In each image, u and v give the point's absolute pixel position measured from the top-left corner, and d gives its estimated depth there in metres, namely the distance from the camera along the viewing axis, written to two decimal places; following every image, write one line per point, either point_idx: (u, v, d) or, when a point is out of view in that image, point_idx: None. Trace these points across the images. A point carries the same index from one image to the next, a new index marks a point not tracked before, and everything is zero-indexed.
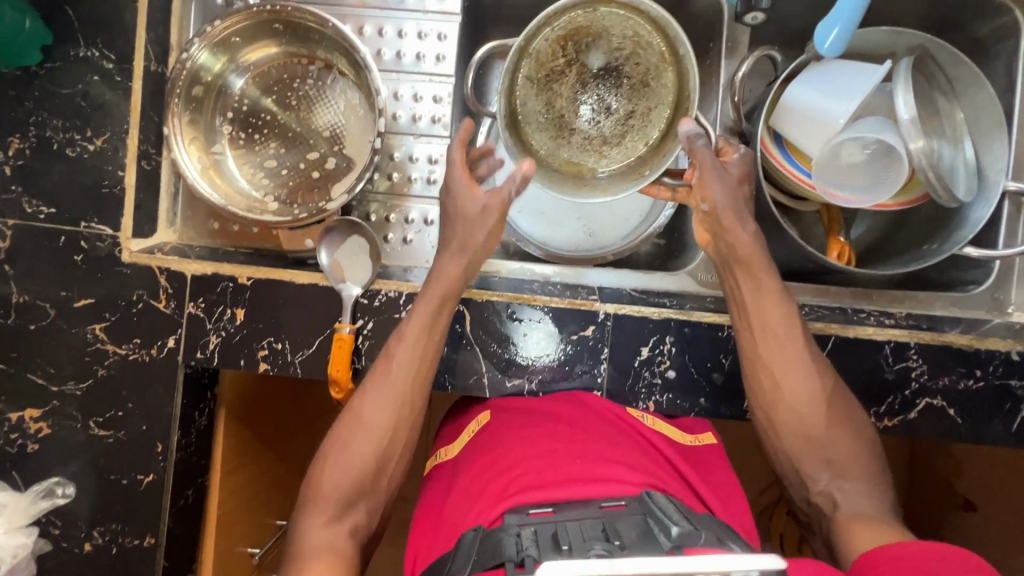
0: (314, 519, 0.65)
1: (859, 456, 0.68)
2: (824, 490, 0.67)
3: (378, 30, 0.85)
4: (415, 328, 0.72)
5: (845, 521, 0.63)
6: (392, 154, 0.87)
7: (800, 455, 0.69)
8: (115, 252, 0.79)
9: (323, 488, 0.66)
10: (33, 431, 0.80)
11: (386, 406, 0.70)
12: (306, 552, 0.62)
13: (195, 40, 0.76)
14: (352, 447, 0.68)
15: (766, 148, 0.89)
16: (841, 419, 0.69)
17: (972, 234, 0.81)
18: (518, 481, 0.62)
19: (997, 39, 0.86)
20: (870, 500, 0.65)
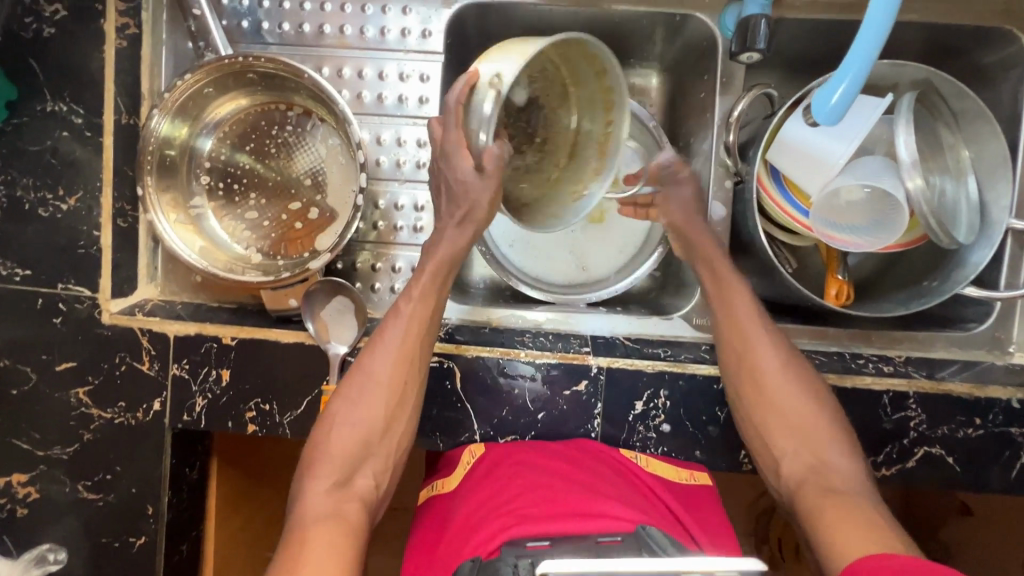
0: (318, 485, 0.65)
1: (825, 417, 0.69)
2: (793, 469, 0.67)
3: (358, 71, 0.83)
4: (415, 306, 0.74)
5: (816, 496, 0.63)
6: (377, 202, 0.84)
7: (770, 435, 0.70)
8: (95, 314, 0.77)
9: (330, 451, 0.68)
10: (22, 495, 0.79)
11: (392, 366, 0.71)
12: (307, 517, 0.62)
13: (156, 108, 0.74)
14: (359, 405, 0.70)
15: (763, 183, 0.85)
16: (806, 382, 0.71)
17: (973, 274, 0.78)
18: (516, 516, 0.62)
19: (1003, 67, 0.83)
20: (842, 470, 0.65)
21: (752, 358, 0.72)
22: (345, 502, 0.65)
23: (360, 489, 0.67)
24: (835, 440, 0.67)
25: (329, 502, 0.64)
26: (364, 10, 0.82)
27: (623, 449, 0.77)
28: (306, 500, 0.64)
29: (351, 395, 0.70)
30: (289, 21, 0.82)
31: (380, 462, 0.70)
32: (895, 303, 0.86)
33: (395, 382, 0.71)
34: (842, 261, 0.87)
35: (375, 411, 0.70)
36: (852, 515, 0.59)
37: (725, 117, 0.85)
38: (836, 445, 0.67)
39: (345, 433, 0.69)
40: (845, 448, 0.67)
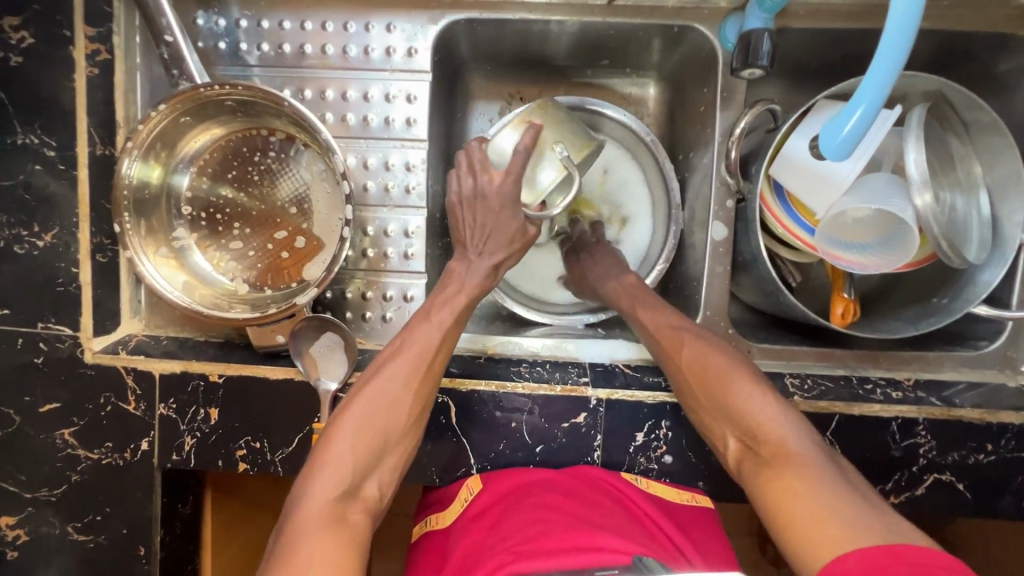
0: (320, 489, 0.59)
1: (751, 384, 0.63)
2: (737, 452, 0.62)
3: (341, 92, 0.80)
4: (441, 314, 0.72)
5: (756, 477, 0.58)
6: (365, 228, 0.81)
7: (708, 424, 0.66)
8: (77, 353, 0.75)
9: (336, 453, 0.62)
10: (11, 538, 0.77)
11: (407, 371, 0.68)
12: (304, 524, 0.56)
13: (126, 154, 0.70)
14: (371, 409, 0.65)
15: (765, 200, 0.82)
16: (724, 358, 0.67)
17: (985, 293, 0.76)
18: (510, 555, 0.59)
19: (1016, 75, 0.79)
20: (772, 435, 0.59)
21: (677, 352, 0.70)
22: (349, 508, 0.59)
23: (366, 497, 0.62)
24: (761, 403, 0.62)
25: (334, 508, 0.58)
26: (346, 28, 0.79)
27: (623, 472, 0.75)
28: (305, 501, 0.59)
29: (368, 396, 0.66)
30: (268, 41, 0.80)
31: (387, 471, 0.65)
32: (904, 323, 0.83)
33: (412, 388, 0.68)
34: (849, 279, 0.84)
35: (389, 416, 0.66)
36: (800, 495, 0.53)
37: (726, 133, 0.81)
38: (762, 408, 0.61)
39: (356, 433, 0.64)
40: (772, 408, 0.61)
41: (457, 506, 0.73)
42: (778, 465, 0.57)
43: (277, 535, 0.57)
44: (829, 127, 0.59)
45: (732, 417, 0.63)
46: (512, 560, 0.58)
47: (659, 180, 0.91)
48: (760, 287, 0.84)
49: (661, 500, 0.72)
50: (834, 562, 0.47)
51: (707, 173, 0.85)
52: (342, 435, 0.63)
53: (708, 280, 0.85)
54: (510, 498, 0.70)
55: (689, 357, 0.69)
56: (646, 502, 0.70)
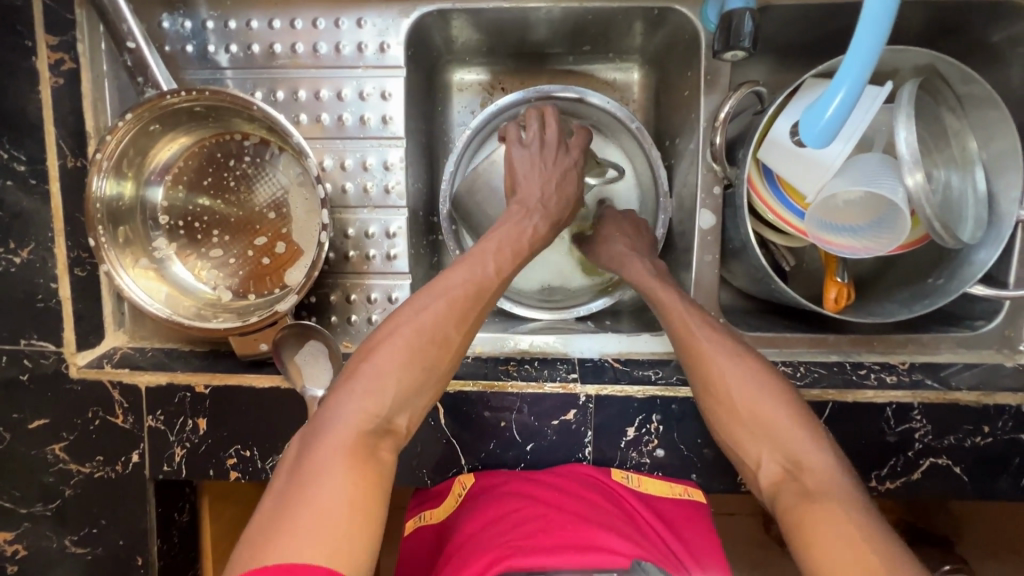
0: (353, 406, 0.56)
1: (799, 415, 0.60)
2: (771, 475, 0.59)
3: (315, 92, 0.78)
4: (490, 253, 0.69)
5: (792, 502, 0.55)
6: (346, 230, 0.80)
7: (741, 441, 0.62)
8: (61, 368, 0.75)
9: (373, 372, 0.59)
10: (10, 553, 0.77)
11: (451, 303, 0.64)
12: (330, 441, 0.54)
13: (93, 170, 0.69)
14: (417, 333, 0.61)
15: (753, 184, 0.80)
16: (769, 376, 0.64)
17: (981, 273, 0.74)
18: (507, 548, 0.59)
19: (1012, 45, 0.76)
20: (817, 468, 0.56)
21: (712, 359, 0.66)
22: (381, 438, 0.57)
23: (398, 428, 0.59)
24: (800, 433, 0.59)
25: (365, 433, 0.55)
26: (316, 25, 0.77)
27: (614, 469, 0.75)
28: (337, 423, 0.55)
29: (413, 323, 0.62)
30: (237, 42, 0.78)
31: (422, 402, 0.61)
32: (898, 305, 0.81)
33: (458, 324, 0.64)
34: (842, 263, 0.82)
35: (433, 348, 0.62)
36: (836, 524, 0.51)
37: (712, 118, 0.79)
38: (810, 441, 0.58)
39: (399, 359, 0.60)
40: (817, 441, 0.58)
41: (451, 501, 0.73)
42: (821, 497, 0.54)
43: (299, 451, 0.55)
44: (811, 112, 0.56)
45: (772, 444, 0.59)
46: (509, 554, 0.58)
47: (646, 167, 0.88)
48: (752, 275, 0.83)
49: (653, 500, 0.71)
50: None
51: (694, 159, 0.83)
52: (385, 357, 0.59)
53: (697, 269, 0.83)
54: (506, 491, 0.70)
55: (729, 369, 0.65)
56: (639, 502, 0.70)
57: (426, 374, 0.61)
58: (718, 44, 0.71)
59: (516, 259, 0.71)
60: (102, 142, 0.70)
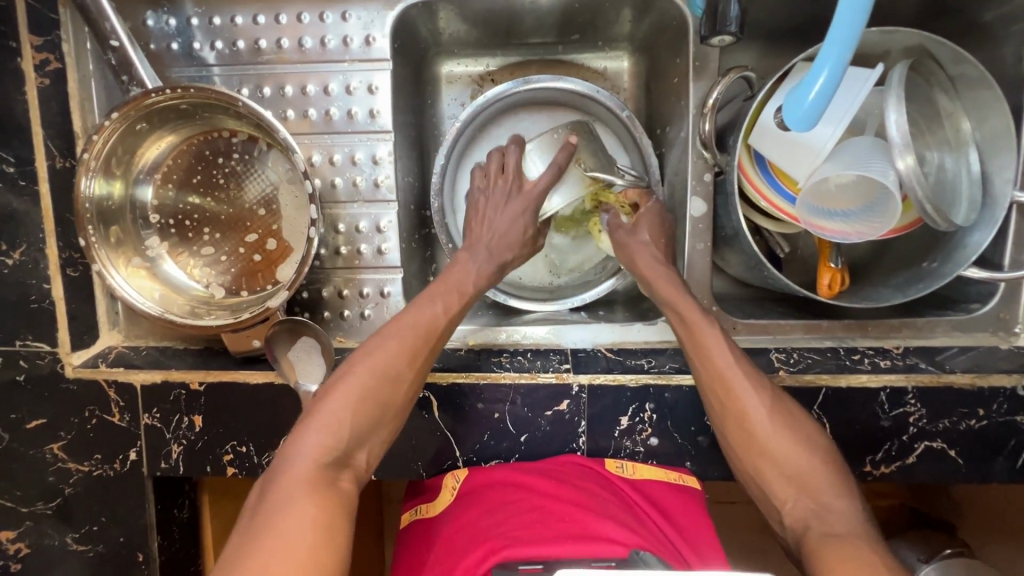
0: (308, 445, 0.57)
1: (823, 462, 0.59)
2: (794, 516, 0.57)
3: (301, 87, 0.77)
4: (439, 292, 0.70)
5: (819, 543, 0.52)
6: (337, 226, 0.80)
7: (766, 481, 0.60)
8: (57, 368, 0.75)
9: (327, 413, 0.59)
10: (13, 552, 0.78)
11: (402, 341, 0.65)
12: (288, 480, 0.54)
13: (81, 170, 0.69)
14: (371, 372, 0.62)
15: (745, 170, 0.79)
16: (793, 418, 0.62)
17: (975, 255, 0.73)
18: (505, 539, 0.60)
19: (1005, 23, 0.75)
20: (843, 514, 0.55)
21: (737, 397, 0.63)
22: (340, 477, 0.56)
23: (356, 467, 0.59)
24: (818, 472, 0.59)
25: (320, 470, 0.55)
26: (301, 20, 0.76)
27: (608, 460, 0.75)
28: (294, 460, 0.56)
29: (368, 363, 0.63)
30: (222, 39, 0.77)
31: (381, 439, 0.62)
32: (892, 289, 0.81)
33: (414, 365, 0.65)
34: (835, 249, 0.82)
35: (389, 387, 0.62)
36: (856, 558, 0.49)
37: (701, 105, 0.79)
38: (835, 488, 0.57)
39: (350, 398, 0.60)
40: (841, 489, 0.57)
41: (446, 494, 0.73)
42: (850, 540, 0.51)
43: (258, 496, 0.54)
44: (795, 95, 0.56)
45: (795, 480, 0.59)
46: (508, 544, 0.59)
47: (637, 155, 0.87)
48: (746, 262, 0.82)
49: (647, 487, 0.72)
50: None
51: (684, 146, 0.82)
52: (336, 397, 0.60)
53: (689, 257, 0.83)
54: (504, 483, 0.71)
55: (756, 413, 0.62)
56: (635, 491, 0.71)
57: (381, 411, 0.61)
58: (705, 30, 0.70)
59: (466, 300, 0.72)
60: (90, 142, 0.70)
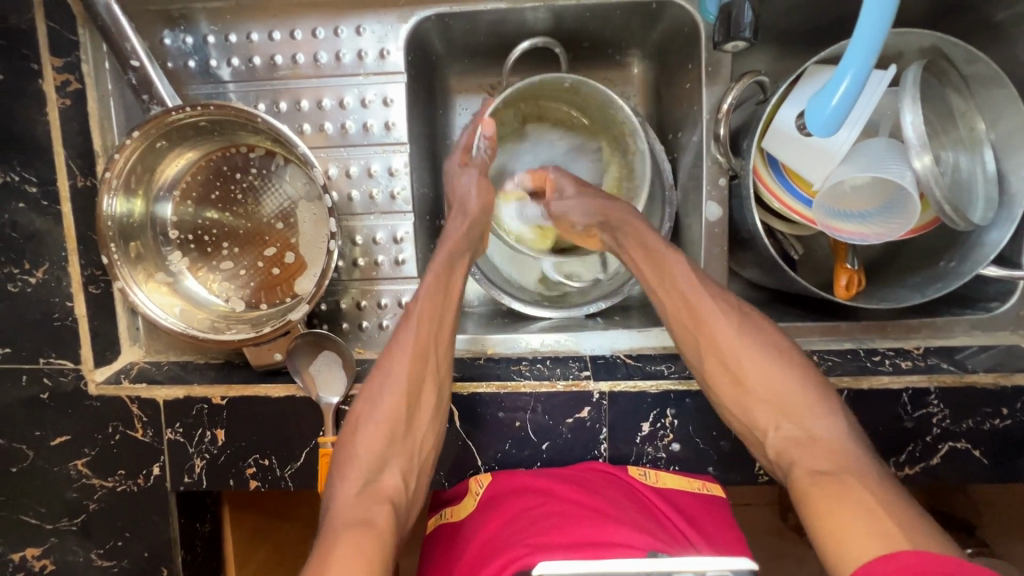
0: (345, 484, 0.61)
1: (804, 386, 0.63)
2: (779, 447, 0.62)
3: (317, 101, 0.78)
4: (425, 302, 0.71)
5: (807, 481, 0.57)
6: (354, 237, 0.80)
7: (749, 413, 0.65)
8: (80, 385, 0.76)
9: (356, 450, 0.64)
10: (38, 568, 0.79)
11: (405, 355, 0.68)
12: (334, 520, 0.57)
13: (104, 189, 0.70)
14: (382, 397, 0.67)
15: (759, 175, 0.80)
16: (774, 351, 0.67)
17: (993, 254, 0.73)
18: (526, 547, 0.60)
19: (1019, 22, 0.75)
20: (829, 439, 0.59)
21: (719, 342, 0.68)
22: (372, 506, 0.59)
23: (388, 493, 0.61)
24: (806, 398, 0.62)
25: (358, 503, 0.59)
26: (315, 35, 0.77)
27: (630, 466, 0.75)
28: (336, 505, 0.59)
29: (376, 389, 0.67)
30: (238, 56, 0.78)
31: (404, 460, 0.65)
32: (912, 288, 0.81)
33: (413, 384, 0.67)
34: (851, 250, 0.82)
35: (396, 411, 0.66)
36: (849, 503, 0.53)
37: (714, 109, 0.79)
38: (819, 413, 0.61)
39: (371, 429, 0.65)
40: (825, 411, 0.61)
41: (470, 502, 0.74)
42: (835, 474, 0.56)
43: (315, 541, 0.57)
44: (817, 100, 0.57)
45: (783, 412, 0.63)
46: (529, 553, 0.58)
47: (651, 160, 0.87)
48: (762, 263, 0.83)
49: (672, 493, 0.72)
50: (881, 558, 0.48)
51: (698, 150, 0.83)
52: (362, 431, 0.65)
53: (705, 261, 0.83)
54: (525, 490, 0.71)
55: (732, 351, 0.67)
56: (661, 497, 0.71)
57: (396, 429, 0.65)
58: (719, 36, 0.71)
59: (443, 274, 0.73)
60: (110, 162, 0.71)
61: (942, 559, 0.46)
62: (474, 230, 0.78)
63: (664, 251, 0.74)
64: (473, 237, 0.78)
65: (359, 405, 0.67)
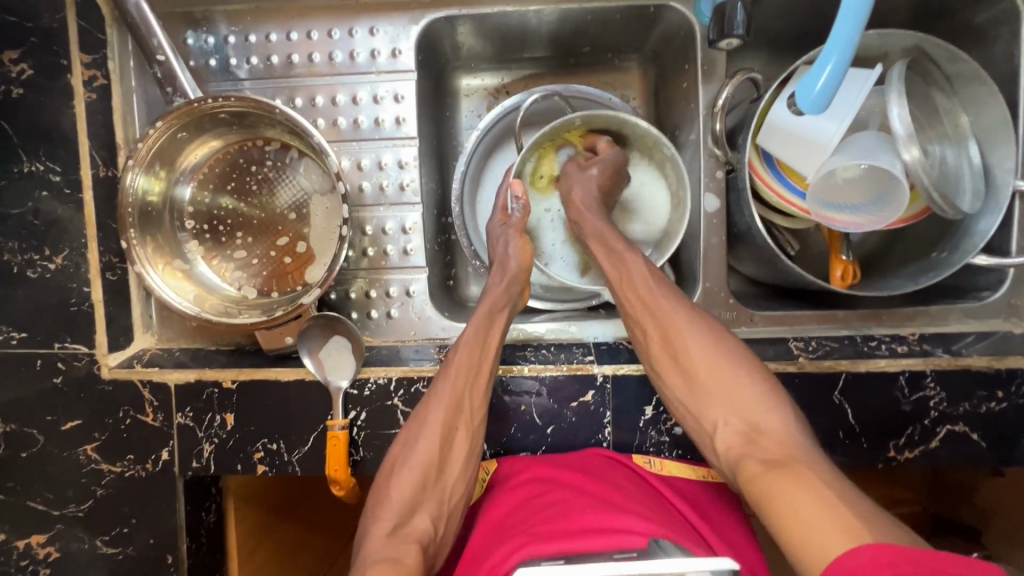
0: (378, 526, 0.64)
1: (753, 381, 0.65)
2: (730, 442, 0.64)
3: (331, 98, 0.82)
4: (463, 354, 0.73)
5: (759, 473, 0.58)
6: (364, 228, 0.83)
7: (699, 409, 0.67)
8: (93, 370, 0.77)
9: (390, 492, 0.67)
10: (43, 556, 0.79)
11: (441, 404, 0.70)
12: (366, 560, 0.61)
13: (128, 168, 0.72)
14: (417, 443, 0.69)
15: (755, 169, 0.83)
16: (725, 345, 0.68)
17: (982, 242, 0.76)
18: (528, 535, 0.60)
19: (996, 24, 0.79)
20: (775, 430, 0.61)
21: (671, 334, 0.70)
22: (401, 546, 0.61)
23: (417, 534, 0.64)
24: (759, 394, 0.64)
25: (388, 544, 0.62)
26: (331, 36, 0.81)
27: (635, 453, 0.76)
28: (369, 547, 0.62)
29: (414, 437, 0.69)
30: (257, 55, 0.82)
31: (434, 504, 0.67)
32: (905, 279, 0.83)
33: (446, 432, 0.69)
34: (845, 242, 0.85)
35: (430, 457, 0.68)
36: (810, 498, 0.53)
37: (710, 106, 0.83)
38: (766, 407, 0.63)
39: (406, 474, 0.67)
40: (776, 407, 0.63)
41: (477, 488, 0.76)
42: (787, 465, 0.57)
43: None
44: (803, 84, 0.61)
45: (732, 405, 0.65)
46: (532, 541, 0.59)
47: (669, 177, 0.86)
48: (759, 256, 0.85)
49: (676, 480, 0.73)
50: (847, 552, 0.48)
51: (696, 148, 0.86)
52: (397, 477, 0.67)
53: (705, 252, 0.85)
54: (529, 477, 0.71)
55: (690, 346, 0.69)
56: (666, 483, 0.72)
57: (428, 474, 0.67)
58: (713, 35, 0.75)
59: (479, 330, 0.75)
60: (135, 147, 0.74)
61: (905, 551, 0.46)
62: (515, 283, 0.79)
63: (623, 248, 0.76)
64: (512, 291, 0.79)
65: (395, 449, 0.70)
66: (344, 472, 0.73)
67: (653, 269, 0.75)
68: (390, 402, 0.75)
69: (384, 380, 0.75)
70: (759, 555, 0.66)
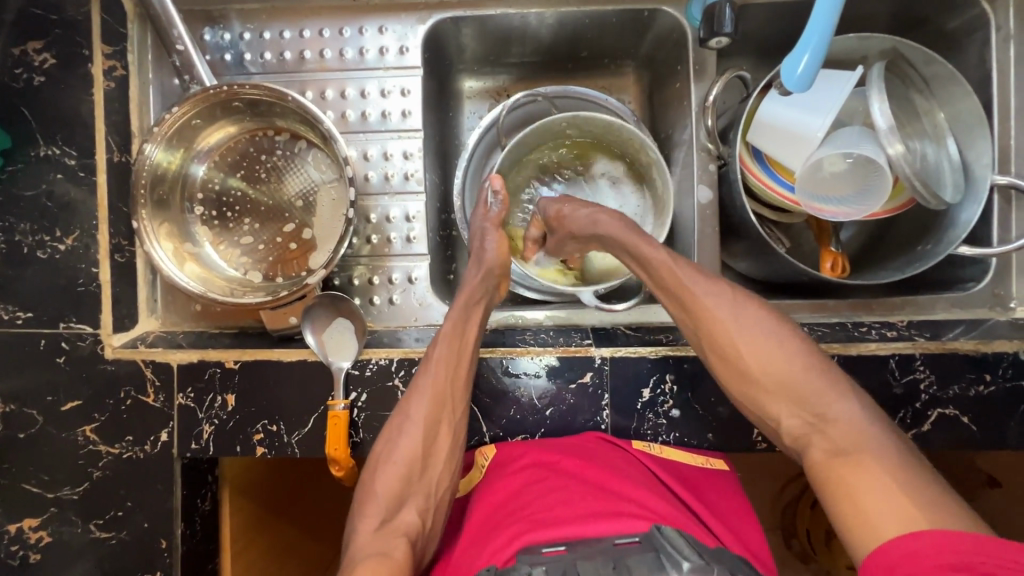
0: (367, 521, 0.65)
1: (815, 370, 0.63)
2: (794, 432, 0.63)
3: (340, 92, 0.86)
4: (442, 349, 0.73)
5: (825, 466, 0.59)
6: (368, 216, 0.86)
7: (759, 403, 0.65)
8: (97, 350, 0.78)
9: (377, 487, 0.68)
10: (34, 541, 0.77)
11: (421, 400, 0.71)
12: (357, 551, 0.62)
13: (149, 138, 0.75)
14: (400, 438, 0.70)
15: (745, 164, 0.85)
16: (774, 331, 0.66)
17: (966, 231, 0.79)
18: (530, 522, 0.60)
19: (969, 31, 0.84)
20: (840, 419, 0.60)
21: (717, 332, 0.67)
22: (391, 539, 0.62)
23: (405, 527, 0.64)
24: (821, 385, 0.62)
25: (376, 537, 0.63)
26: (342, 33, 0.86)
27: (635, 438, 0.77)
28: (357, 541, 0.63)
29: (398, 437, 0.70)
30: (269, 50, 0.86)
31: (422, 497, 0.68)
32: (893, 270, 0.86)
33: (429, 426, 0.70)
34: (834, 235, 0.89)
35: (415, 452, 0.69)
36: (873, 486, 0.55)
37: (702, 103, 0.87)
38: (830, 396, 0.62)
39: (393, 469, 0.68)
40: (838, 396, 0.62)
41: (476, 473, 0.76)
42: (851, 456, 0.58)
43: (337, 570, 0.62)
44: (786, 66, 0.65)
45: (794, 397, 0.63)
46: (533, 528, 0.59)
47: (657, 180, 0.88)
48: (751, 249, 0.87)
49: (675, 463, 0.74)
50: (905, 536, 0.51)
51: (688, 145, 0.90)
52: (383, 472, 0.68)
53: (699, 243, 0.88)
54: (527, 460, 0.72)
55: (740, 339, 0.66)
56: (665, 467, 0.73)
57: (411, 468, 0.68)
58: (703, 35, 0.79)
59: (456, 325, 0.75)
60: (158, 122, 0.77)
61: (968, 537, 0.49)
62: (491, 280, 0.80)
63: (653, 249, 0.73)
64: (488, 285, 0.79)
65: (379, 444, 0.71)
66: (343, 451, 0.74)
67: (675, 257, 0.72)
68: (390, 383, 0.76)
69: (386, 362, 0.76)
70: (760, 538, 0.66)
